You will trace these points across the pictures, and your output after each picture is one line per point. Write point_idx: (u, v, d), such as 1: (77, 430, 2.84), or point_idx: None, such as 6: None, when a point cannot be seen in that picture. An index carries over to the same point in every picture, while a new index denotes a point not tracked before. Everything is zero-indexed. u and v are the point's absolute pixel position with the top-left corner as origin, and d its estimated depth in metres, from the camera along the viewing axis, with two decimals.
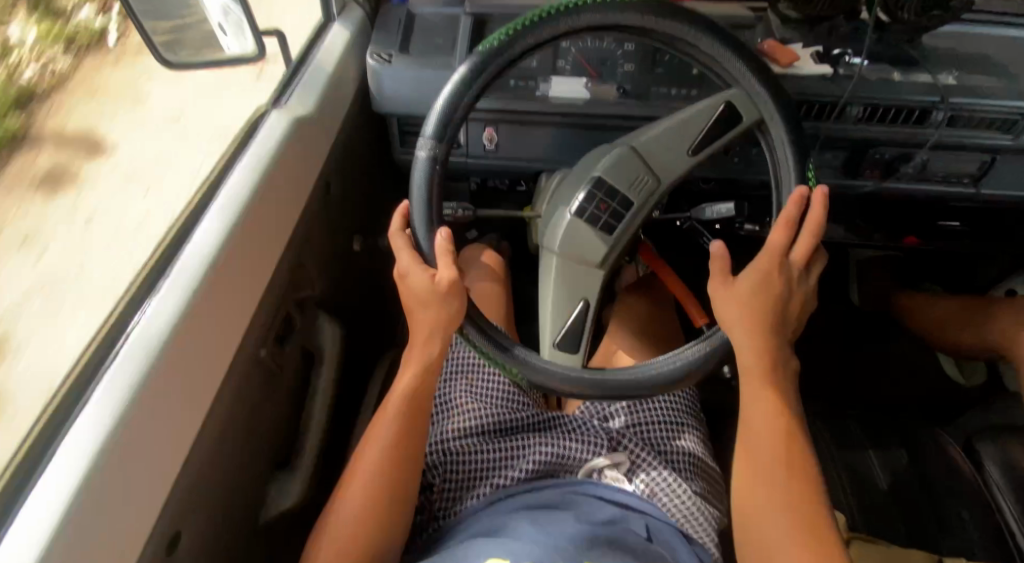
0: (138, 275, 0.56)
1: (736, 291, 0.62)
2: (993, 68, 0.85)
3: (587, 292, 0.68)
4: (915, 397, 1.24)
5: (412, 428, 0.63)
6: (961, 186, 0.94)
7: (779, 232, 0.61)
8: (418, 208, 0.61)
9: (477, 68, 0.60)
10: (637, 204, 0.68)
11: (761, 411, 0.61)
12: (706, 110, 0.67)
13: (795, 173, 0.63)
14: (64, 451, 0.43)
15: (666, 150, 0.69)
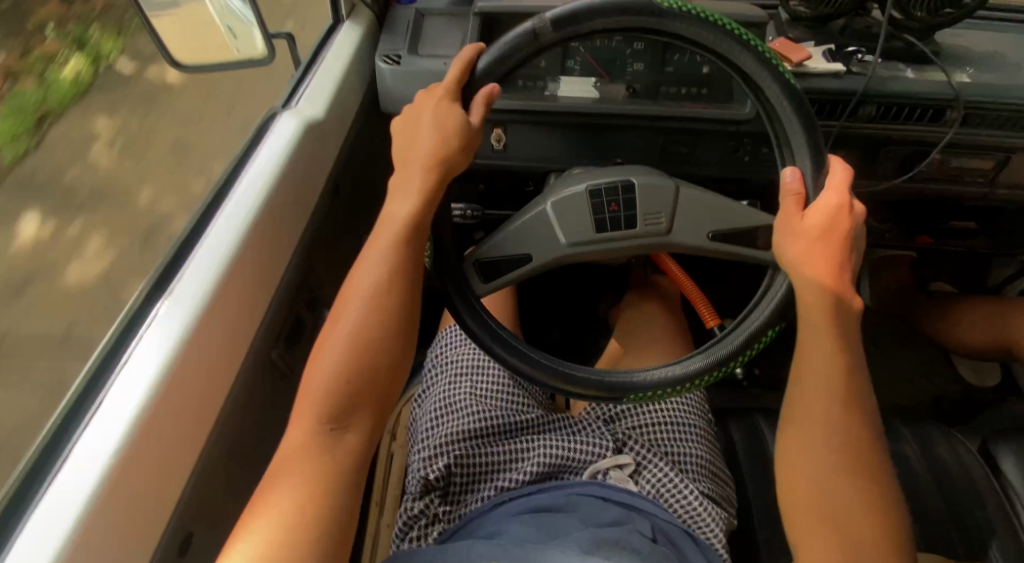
0: (146, 292, 0.59)
1: (807, 223, 0.58)
2: (1007, 65, 0.84)
3: (534, 251, 0.66)
4: (929, 398, 1.23)
5: (407, 259, 0.60)
6: (975, 185, 0.93)
7: (839, 190, 0.59)
8: (491, 59, 0.57)
9: (605, 11, 0.55)
10: (637, 230, 0.64)
11: (823, 369, 0.59)
12: (747, 214, 0.65)
13: (812, 169, 0.59)
14: (77, 463, 0.46)
15: (691, 216, 0.65)
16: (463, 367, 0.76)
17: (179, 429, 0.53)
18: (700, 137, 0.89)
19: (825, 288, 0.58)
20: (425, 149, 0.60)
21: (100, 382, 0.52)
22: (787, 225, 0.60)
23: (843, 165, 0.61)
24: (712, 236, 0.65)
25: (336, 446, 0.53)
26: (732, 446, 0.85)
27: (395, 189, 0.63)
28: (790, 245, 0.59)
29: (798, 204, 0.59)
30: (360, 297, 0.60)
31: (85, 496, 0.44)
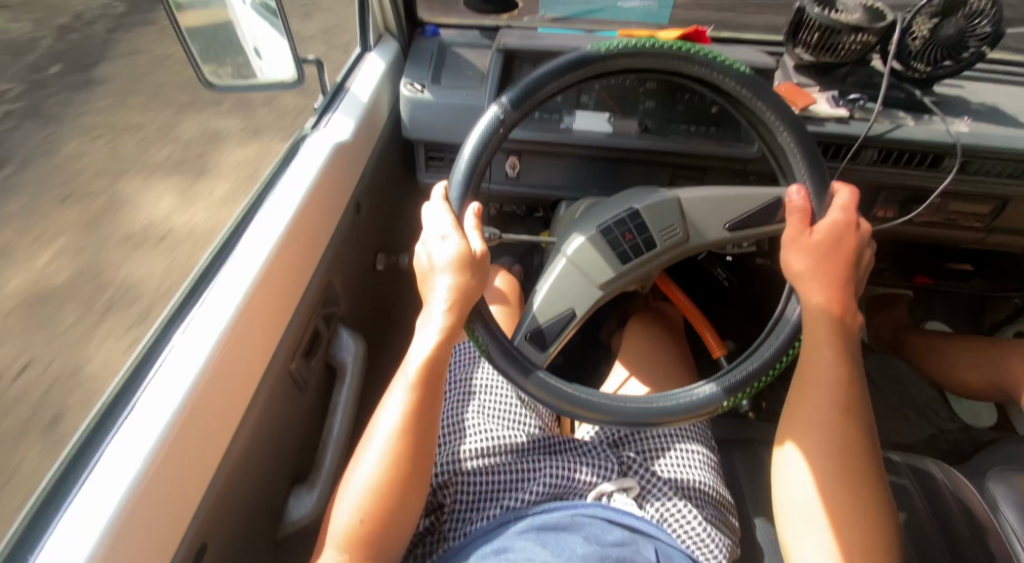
0: (173, 305, 0.60)
1: (814, 236, 0.62)
2: (1005, 115, 0.88)
3: (574, 304, 0.69)
4: (927, 437, 1.24)
5: (426, 402, 0.63)
6: (973, 228, 0.97)
7: (842, 205, 0.63)
8: (464, 160, 0.64)
9: (574, 62, 0.63)
10: (660, 246, 0.69)
11: (825, 370, 0.61)
12: (757, 194, 0.69)
13: (814, 187, 0.63)
14: (109, 463, 0.47)
15: (706, 215, 0.70)
16: (473, 387, 0.78)
17: (204, 435, 0.54)
18: (707, 173, 0.93)
19: (827, 295, 0.61)
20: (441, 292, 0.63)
21: (131, 388, 0.53)
22: (796, 240, 0.62)
23: (845, 187, 0.64)
24: (729, 226, 0.70)
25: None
26: (736, 478, 0.86)
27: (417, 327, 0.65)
28: (798, 258, 0.62)
29: (806, 218, 0.62)
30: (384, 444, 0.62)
31: (117, 493, 0.45)
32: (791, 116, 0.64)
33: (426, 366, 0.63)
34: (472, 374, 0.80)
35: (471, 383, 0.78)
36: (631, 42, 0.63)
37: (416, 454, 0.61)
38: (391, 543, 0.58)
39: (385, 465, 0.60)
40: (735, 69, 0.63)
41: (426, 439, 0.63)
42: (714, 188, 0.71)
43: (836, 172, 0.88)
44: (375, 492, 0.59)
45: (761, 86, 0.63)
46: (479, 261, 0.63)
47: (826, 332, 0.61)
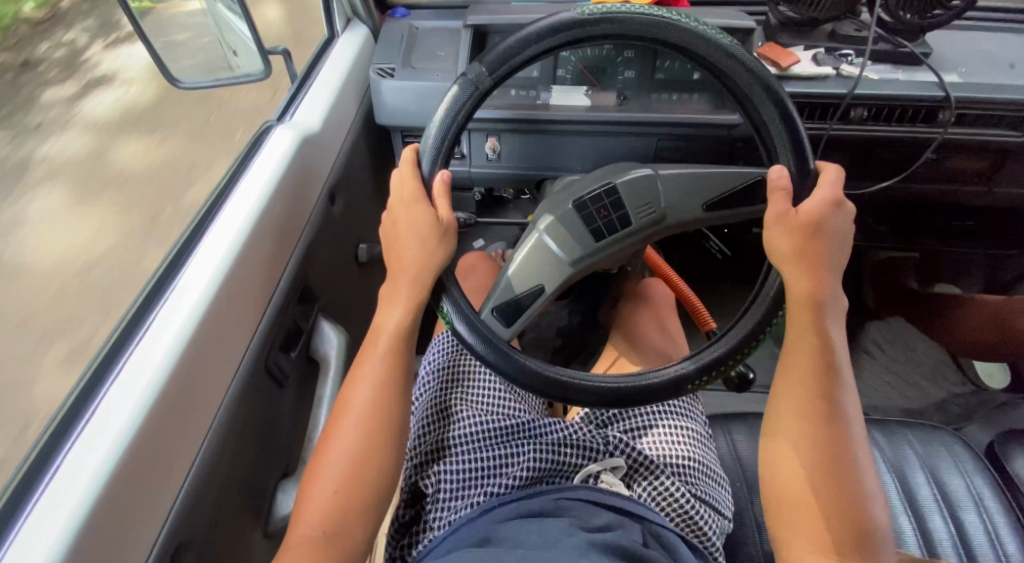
0: (136, 303, 0.60)
1: (803, 216, 0.58)
2: (1000, 64, 0.84)
3: (546, 280, 0.68)
4: (936, 401, 1.21)
5: (397, 365, 0.64)
6: (973, 184, 0.93)
7: (829, 187, 0.59)
8: (435, 127, 0.62)
9: (551, 31, 0.59)
10: (635, 225, 0.68)
11: (802, 349, 0.59)
12: (734, 174, 0.67)
13: (796, 160, 0.60)
14: (70, 468, 0.47)
15: (683, 193, 0.68)
16: (456, 375, 0.77)
17: (172, 435, 0.54)
18: (692, 143, 0.90)
19: (806, 264, 0.58)
20: (410, 264, 0.62)
21: (95, 387, 0.53)
22: (782, 219, 0.58)
23: (834, 164, 0.61)
24: (705, 206, 0.68)
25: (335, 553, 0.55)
26: (734, 452, 0.84)
27: (383, 296, 0.65)
28: (782, 241, 0.58)
29: (790, 197, 0.58)
30: (354, 413, 0.62)
31: (80, 497, 0.45)
32: (776, 91, 0.59)
33: (396, 333, 0.63)
34: (456, 360, 0.79)
35: (453, 370, 0.78)
36: (611, 7, 0.58)
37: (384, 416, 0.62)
38: (364, 511, 0.58)
39: (359, 431, 0.61)
40: (721, 42, 0.59)
41: (394, 403, 0.63)
42: (689, 168, 0.68)
43: (823, 133, 0.84)
44: (351, 457, 0.60)
45: (751, 58, 0.59)
46: (447, 227, 0.61)
47: (805, 307, 0.59)
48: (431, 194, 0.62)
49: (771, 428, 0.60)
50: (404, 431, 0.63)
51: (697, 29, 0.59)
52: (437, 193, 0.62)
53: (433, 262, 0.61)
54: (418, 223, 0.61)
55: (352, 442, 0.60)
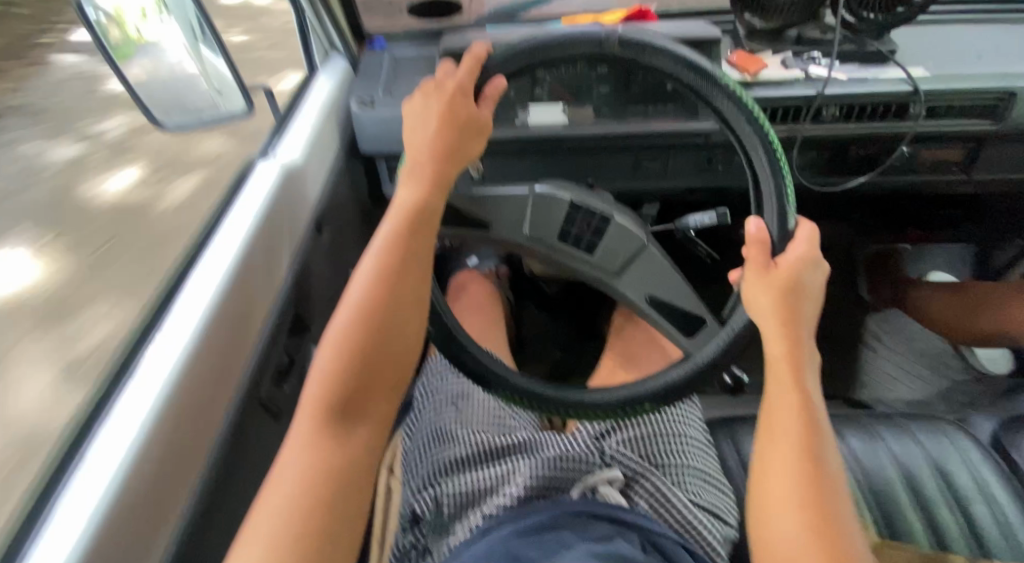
0: (129, 343, 0.61)
1: (783, 271, 0.59)
2: (966, 56, 0.86)
3: (496, 223, 0.71)
4: (938, 391, 1.21)
5: (408, 245, 0.60)
6: (952, 175, 0.94)
7: (804, 244, 0.60)
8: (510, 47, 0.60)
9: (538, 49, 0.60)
10: (592, 258, 0.72)
11: (783, 404, 0.59)
12: (692, 298, 0.70)
13: (779, 221, 0.60)
14: (67, 505, 0.47)
15: (646, 275, 0.72)
16: (450, 397, 0.79)
17: (169, 472, 0.54)
18: (671, 151, 0.91)
19: (776, 302, 0.59)
20: (428, 152, 0.62)
21: (90, 427, 0.54)
22: (762, 275, 0.59)
23: (809, 223, 0.61)
24: (649, 297, 0.72)
25: (346, 445, 0.51)
26: (740, 457, 0.84)
27: (402, 174, 0.63)
28: (762, 296, 0.59)
29: (770, 252, 0.59)
30: (349, 308, 0.57)
31: (82, 526, 0.45)
32: (774, 146, 0.59)
33: (410, 207, 0.61)
34: (448, 387, 0.81)
35: (447, 392, 0.80)
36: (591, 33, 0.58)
37: (387, 308, 0.57)
38: (375, 400, 0.55)
39: (358, 307, 0.57)
40: (706, 70, 0.59)
41: (400, 287, 0.58)
42: (672, 265, 0.72)
43: (795, 134, 0.86)
44: (334, 355, 0.54)
45: (754, 107, 0.59)
46: (483, 129, 0.63)
47: (780, 348, 0.60)
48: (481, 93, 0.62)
49: (759, 489, 0.59)
50: (405, 306, 0.58)
51: (711, 70, 0.59)
52: (487, 95, 0.62)
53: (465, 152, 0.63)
54: (448, 106, 0.61)
55: (350, 319, 0.56)
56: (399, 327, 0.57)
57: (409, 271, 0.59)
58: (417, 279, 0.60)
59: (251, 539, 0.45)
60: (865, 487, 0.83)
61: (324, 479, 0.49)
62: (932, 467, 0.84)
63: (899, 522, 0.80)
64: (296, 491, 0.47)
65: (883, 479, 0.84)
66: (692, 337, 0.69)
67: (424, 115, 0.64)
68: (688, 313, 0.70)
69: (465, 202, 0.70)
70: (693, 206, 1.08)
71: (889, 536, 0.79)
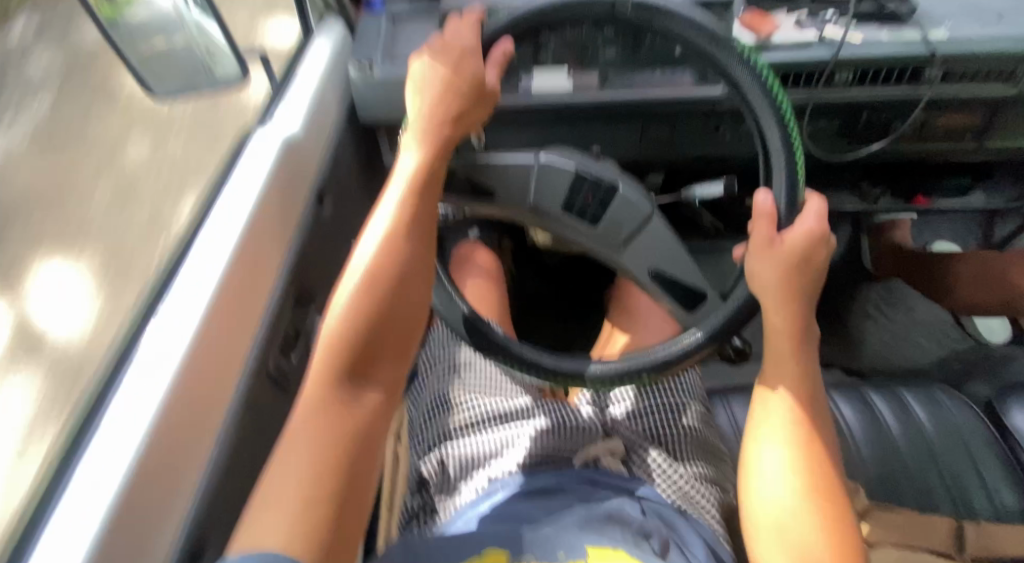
0: (133, 317, 0.61)
1: (790, 247, 0.58)
2: (987, 16, 0.83)
3: (500, 192, 0.71)
4: (939, 358, 1.22)
5: (415, 213, 0.59)
6: (965, 141, 0.92)
7: (814, 219, 0.59)
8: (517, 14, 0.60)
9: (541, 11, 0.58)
10: (596, 230, 0.70)
11: (783, 378, 0.62)
12: (694, 274, 0.70)
13: (788, 193, 0.58)
14: (83, 478, 0.48)
15: (651, 248, 0.71)
16: (456, 363, 0.79)
17: (180, 448, 0.55)
18: (678, 118, 0.89)
19: (782, 279, 0.58)
20: (434, 110, 0.60)
21: (99, 404, 0.54)
22: (768, 250, 0.58)
23: (817, 194, 0.61)
24: (652, 272, 0.71)
25: (355, 407, 0.51)
26: (737, 425, 0.85)
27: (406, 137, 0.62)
28: (767, 271, 0.58)
29: (776, 225, 0.58)
30: (358, 269, 0.56)
31: (108, 496, 0.46)
32: (781, 101, 0.56)
33: (418, 170, 0.59)
34: (454, 351, 0.81)
35: (453, 359, 0.80)
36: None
37: (396, 275, 0.56)
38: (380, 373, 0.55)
39: (364, 277, 0.55)
40: (721, 37, 0.56)
41: (401, 255, 0.57)
42: (676, 239, 0.71)
43: (807, 100, 0.83)
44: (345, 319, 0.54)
45: (768, 73, 0.56)
46: (489, 92, 0.61)
47: (782, 322, 0.60)
48: (487, 58, 0.62)
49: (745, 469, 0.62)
50: (408, 275, 0.57)
51: (724, 37, 0.56)
52: (492, 59, 0.62)
53: (473, 116, 0.62)
54: (453, 63, 0.60)
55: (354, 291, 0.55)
56: (401, 295, 0.57)
57: (411, 235, 0.58)
58: (417, 244, 0.59)
59: (261, 505, 0.43)
60: (861, 454, 0.85)
61: (337, 439, 0.48)
62: (931, 434, 0.85)
63: (892, 486, 0.82)
64: (307, 454, 0.46)
65: (881, 446, 0.85)
66: (693, 311, 0.70)
67: (427, 75, 0.61)
68: (689, 288, 0.70)
69: (476, 169, 0.70)
70: (699, 173, 1.07)
71: (883, 501, 0.81)
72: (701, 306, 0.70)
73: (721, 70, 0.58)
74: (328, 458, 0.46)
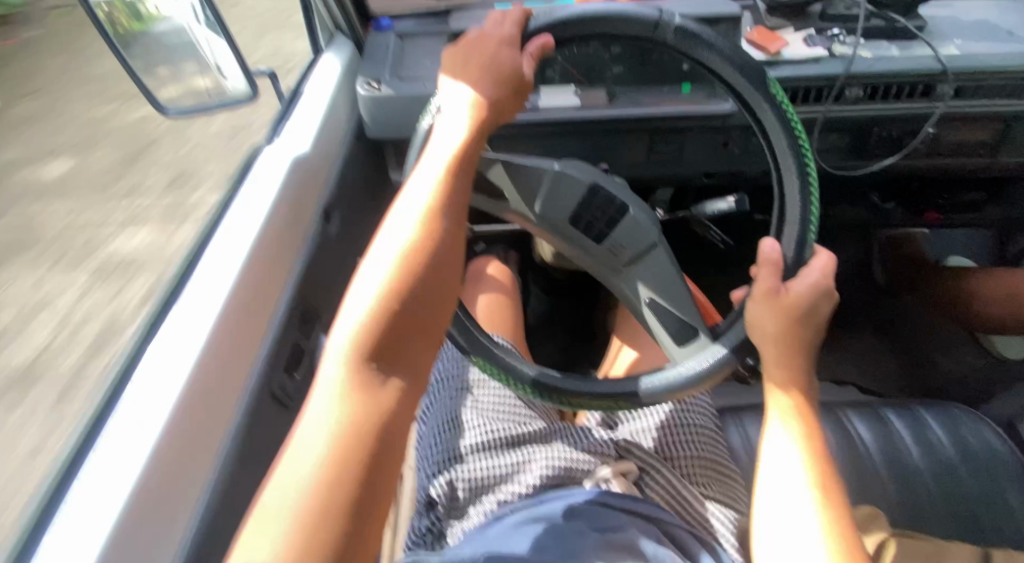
0: (137, 334, 0.61)
1: (793, 298, 0.57)
2: (998, 33, 0.82)
3: (509, 198, 0.70)
4: (956, 378, 1.19)
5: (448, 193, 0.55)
6: (978, 157, 0.91)
7: (817, 270, 0.59)
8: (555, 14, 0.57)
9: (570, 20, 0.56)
10: (600, 249, 0.70)
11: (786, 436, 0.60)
12: (689, 308, 0.67)
13: (796, 248, 0.57)
14: (83, 502, 0.48)
15: (652, 272, 0.69)
16: (464, 384, 0.78)
17: (181, 468, 0.54)
18: (687, 134, 0.88)
19: (781, 330, 0.58)
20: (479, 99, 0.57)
21: (100, 422, 0.54)
22: (772, 298, 0.57)
23: (825, 252, 0.60)
24: (647, 298, 0.69)
25: (376, 404, 0.46)
26: (750, 445, 0.83)
27: (443, 119, 0.58)
28: (768, 320, 0.58)
29: (780, 273, 0.58)
30: (390, 245, 0.51)
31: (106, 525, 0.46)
32: (798, 135, 0.56)
33: (453, 152, 0.56)
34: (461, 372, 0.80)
35: (461, 379, 0.79)
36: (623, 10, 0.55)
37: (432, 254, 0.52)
38: None
39: (395, 252, 0.51)
40: (734, 56, 0.55)
41: (435, 232, 0.53)
42: (677, 270, 0.69)
43: (817, 116, 0.83)
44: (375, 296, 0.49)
45: (781, 94, 0.55)
46: (523, 85, 0.59)
47: (779, 375, 0.60)
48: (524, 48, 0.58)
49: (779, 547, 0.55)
50: (438, 257, 0.52)
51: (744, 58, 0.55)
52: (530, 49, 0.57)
53: (504, 109, 0.59)
54: (491, 55, 0.58)
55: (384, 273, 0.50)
56: (434, 273, 0.52)
57: (447, 214, 0.54)
58: (452, 227, 0.54)
59: (263, 525, 0.39)
60: (880, 478, 0.82)
61: (358, 446, 0.43)
62: (951, 457, 0.83)
63: (912, 511, 0.80)
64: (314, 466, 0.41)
65: (900, 469, 0.83)
66: (683, 344, 0.66)
67: (462, 66, 0.60)
68: (684, 319, 0.67)
69: (492, 169, 0.67)
70: (708, 189, 1.06)
71: (902, 526, 0.79)
72: (691, 340, 0.66)
73: (734, 94, 0.56)
74: (335, 466, 0.41)
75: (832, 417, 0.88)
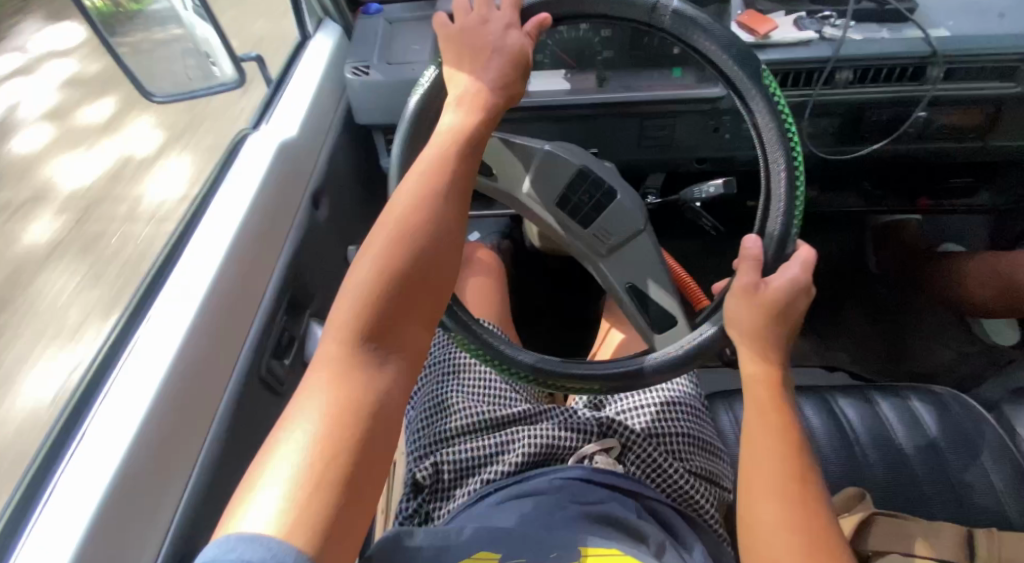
0: (123, 316, 0.61)
1: (771, 295, 0.56)
2: (989, 15, 0.82)
3: (500, 176, 0.70)
4: (947, 362, 1.20)
5: (447, 180, 0.54)
6: (969, 140, 0.91)
7: (797, 266, 0.57)
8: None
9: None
10: (584, 232, 0.69)
11: (767, 432, 0.59)
12: (670, 297, 0.68)
13: (781, 232, 0.56)
14: (68, 479, 0.48)
15: (636, 258, 0.69)
16: (452, 366, 0.78)
17: (167, 446, 0.54)
18: (676, 119, 0.88)
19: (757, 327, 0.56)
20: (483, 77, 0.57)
21: (86, 401, 0.54)
22: (749, 296, 0.56)
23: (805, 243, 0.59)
24: (629, 284, 0.69)
25: (359, 381, 0.46)
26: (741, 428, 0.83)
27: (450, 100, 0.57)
28: (744, 318, 0.57)
29: (760, 270, 0.56)
30: (382, 235, 0.52)
31: (93, 502, 0.47)
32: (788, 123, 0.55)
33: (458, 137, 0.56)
34: (450, 354, 0.80)
35: (449, 361, 0.79)
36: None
37: (430, 244, 0.52)
38: None
39: (393, 238, 0.51)
40: (720, 38, 0.55)
41: (435, 223, 0.53)
42: (660, 259, 0.70)
43: (807, 99, 0.83)
44: (365, 288, 0.49)
45: (769, 79, 0.55)
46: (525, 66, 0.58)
47: (759, 368, 0.59)
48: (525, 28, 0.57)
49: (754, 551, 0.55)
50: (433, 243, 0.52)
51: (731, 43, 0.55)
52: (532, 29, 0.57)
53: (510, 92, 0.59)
54: (498, 34, 0.57)
55: (382, 255, 0.50)
56: (429, 262, 0.52)
57: (446, 202, 0.54)
58: (451, 213, 0.54)
59: (242, 499, 0.39)
60: (865, 459, 0.83)
61: (343, 419, 0.44)
62: (938, 439, 0.83)
63: (898, 492, 0.80)
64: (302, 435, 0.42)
65: (886, 451, 0.83)
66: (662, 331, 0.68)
67: (461, 41, 0.57)
68: (665, 306, 0.69)
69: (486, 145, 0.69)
70: (699, 174, 1.06)
71: (887, 507, 0.79)
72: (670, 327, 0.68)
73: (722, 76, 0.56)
74: (323, 435, 0.42)
75: (819, 400, 0.88)
